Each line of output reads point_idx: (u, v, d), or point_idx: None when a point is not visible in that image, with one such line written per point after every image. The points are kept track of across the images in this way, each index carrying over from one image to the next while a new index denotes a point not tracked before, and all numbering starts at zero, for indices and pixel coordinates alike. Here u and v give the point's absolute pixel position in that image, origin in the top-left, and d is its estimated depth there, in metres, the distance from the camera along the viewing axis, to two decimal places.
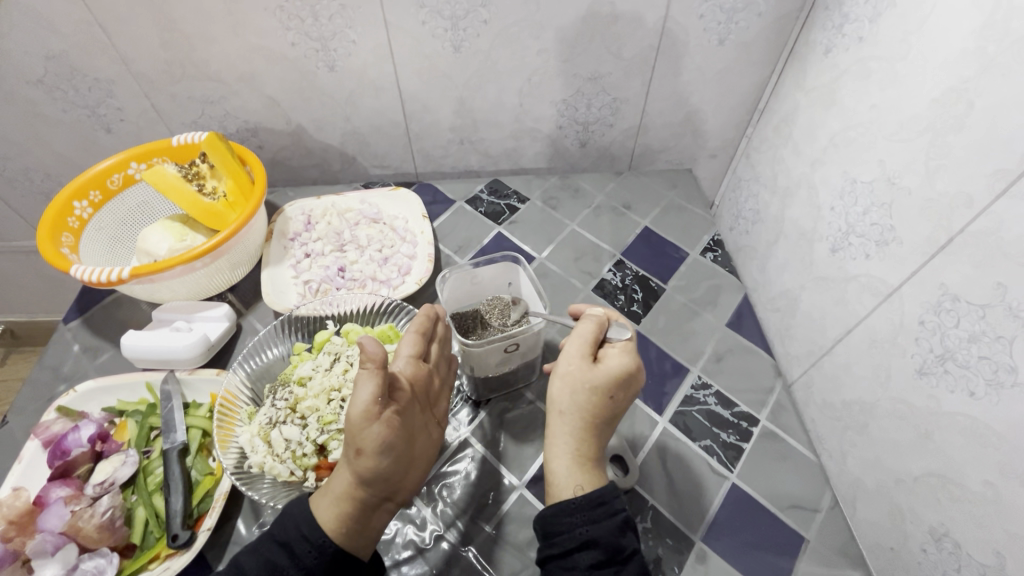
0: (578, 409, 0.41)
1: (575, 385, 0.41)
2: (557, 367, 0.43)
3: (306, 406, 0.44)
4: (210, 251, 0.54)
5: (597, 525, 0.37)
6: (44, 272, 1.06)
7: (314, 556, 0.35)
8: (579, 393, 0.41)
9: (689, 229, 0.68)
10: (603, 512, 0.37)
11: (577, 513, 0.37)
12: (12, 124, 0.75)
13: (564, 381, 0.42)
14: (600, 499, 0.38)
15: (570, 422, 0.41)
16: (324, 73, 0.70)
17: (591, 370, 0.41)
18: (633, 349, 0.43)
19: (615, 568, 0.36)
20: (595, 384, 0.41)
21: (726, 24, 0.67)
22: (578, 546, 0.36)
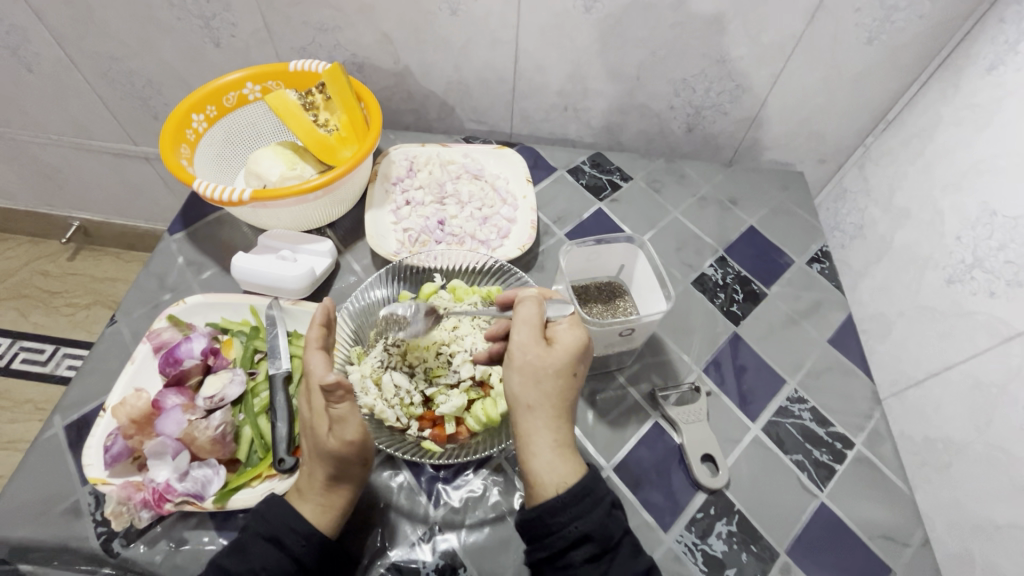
0: (545, 397, 0.37)
1: (536, 373, 0.37)
2: (512, 360, 0.38)
3: (416, 356, 0.44)
4: (324, 185, 0.54)
5: (585, 518, 0.34)
6: (125, 176, 1.08)
7: (302, 544, 0.37)
8: (544, 380, 0.37)
9: (797, 236, 0.66)
10: (587, 505, 0.34)
11: (563, 512, 0.34)
12: (125, 25, 0.75)
13: (522, 373, 0.38)
14: (582, 489, 0.35)
15: (542, 414, 0.37)
16: (444, 16, 0.67)
17: (548, 352, 0.38)
18: (579, 321, 0.41)
19: (610, 558, 0.34)
20: (557, 366, 0.38)
21: (881, 22, 0.62)
22: (571, 545, 0.34)
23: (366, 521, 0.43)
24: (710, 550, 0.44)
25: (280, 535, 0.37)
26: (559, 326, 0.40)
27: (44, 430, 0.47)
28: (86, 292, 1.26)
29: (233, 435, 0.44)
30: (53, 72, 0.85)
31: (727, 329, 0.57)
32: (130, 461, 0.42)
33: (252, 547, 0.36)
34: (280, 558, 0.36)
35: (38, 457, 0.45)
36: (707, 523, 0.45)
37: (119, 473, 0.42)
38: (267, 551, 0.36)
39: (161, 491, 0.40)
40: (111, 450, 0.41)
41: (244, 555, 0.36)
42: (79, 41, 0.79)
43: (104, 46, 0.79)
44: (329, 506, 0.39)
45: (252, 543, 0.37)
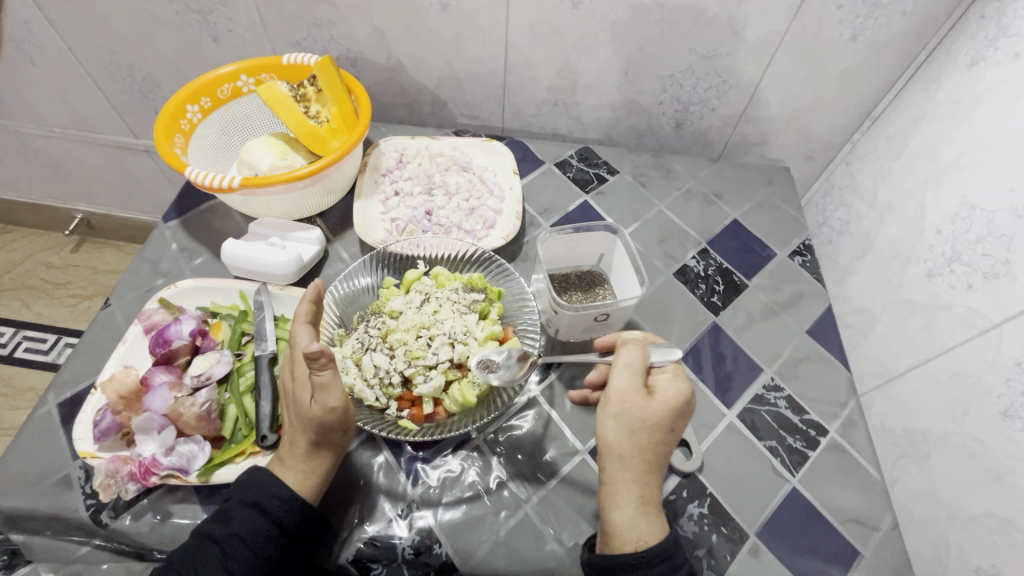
0: (638, 450, 0.39)
1: (633, 425, 0.39)
2: (613, 408, 0.40)
3: (396, 338, 0.46)
4: (313, 174, 0.55)
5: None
6: (127, 169, 1.10)
7: (284, 510, 0.39)
8: (639, 433, 0.39)
9: (780, 229, 0.67)
10: (666, 573, 0.36)
11: (642, 572, 0.36)
12: (126, 20, 0.77)
13: (619, 421, 0.39)
14: (664, 553, 0.36)
15: (631, 466, 0.39)
16: (435, 11, 0.69)
17: (648, 403, 0.39)
18: (683, 371, 0.42)
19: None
20: (656, 419, 0.39)
21: (865, 19, 0.63)
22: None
23: (345, 497, 0.45)
24: (681, 530, 0.45)
25: (262, 501, 0.39)
26: (664, 374, 0.41)
27: (39, 407, 0.48)
28: (89, 283, 1.28)
29: (218, 413, 0.45)
30: (56, 66, 0.87)
31: (707, 319, 0.58)
32: (118, 436, 0.44)
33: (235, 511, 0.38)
34: (262, 522, 0.38)
35: (32, 432, 0.47)
36: (679, 505, 0.46)
37: (107, 448, 0.43)
38: (250, 516, 0.38)
39: (146, 464, 0.42)
40: (100, 425, 0.43)
41: (228, 519, 0.38)
42: (81, 35, 0.81)
43: (106, 40, 0.81)
44: (306, 473, 0.40)
45: (234, 508, 0.39)
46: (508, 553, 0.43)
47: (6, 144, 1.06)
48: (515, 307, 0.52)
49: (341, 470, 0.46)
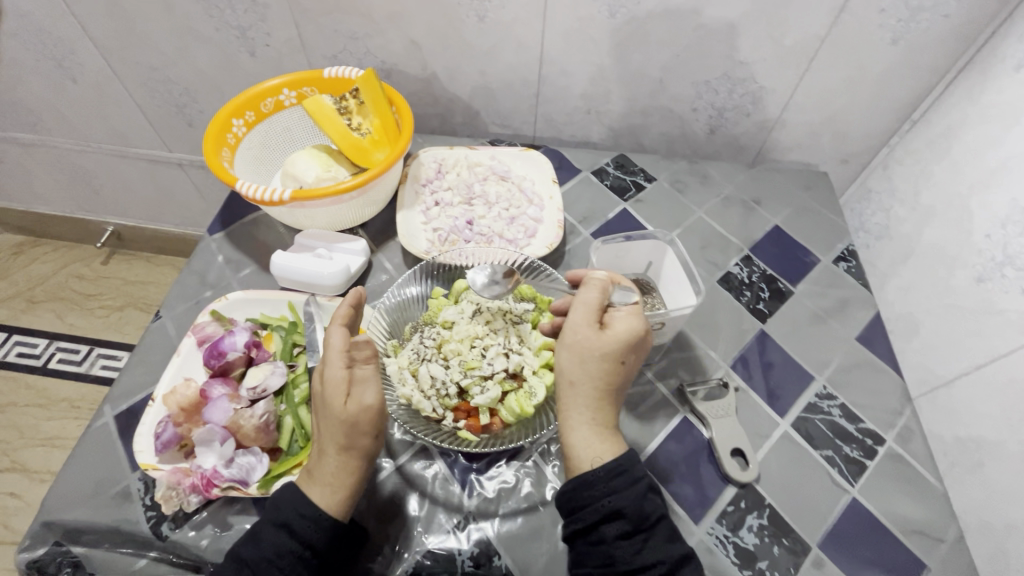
0: (589, 377, 0.40)
1: (584, 354, 0.40)
2: (567, 340, 0.41)
3: (451, 348, 0.46)
4: (359, 186, 0.55)
5: (620, 494, 0.37)
6: (159, 181, 1.11)
7: (313, 530, 0.38)
8: (589, 361, 0.40)
9: (823, 235, 0.66)
10: (622, 482, 0.37)
11: (598, 487, 0.37)
12: (166, 36, 0.78)
13: (573, 351, 0.40)
14: (621, 469, 0.38)
15: (583, 392, 0.40)
16: (472, 23, 0.69)
17: (600, 337, 0.40)
18: (641, 310, 0.42)
19: (644, 536, 0.37)
20: (605, 351, 0.40)
21: (907, 22, 0.62)
22: (603, 519, 0.37)
23: (401, 511, 0.44)
24: (741, 543, 0.44)
25: (289, 521, 0.38)
26: (622, 310, 0.42)
27: (96, 419, 0.49)
28: (119, 294, 1.30)
29: (275, 424, 0.45)
30: (96, 82, 0.89)
31: (754, 326, 0.58)
32: (177, 448, 0.44)
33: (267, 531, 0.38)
34: (288, 542, 0.37)
35: (90, 445, 0.47)
36: (738, 517, 0.45)
37: (167, 460, 0.44)
38: (275, 536, 0.37)
39: (208, 476, 0.42)
40: (162, 436, 0.43)
41: (261, 539, 0.38)
42: (121, 52, 0.82)
43: (146, 56, 0.82)
44: (336, 483, 0.40)
45: (266, 529, 0.38)
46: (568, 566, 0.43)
47: (42, 159, 1.09)
48: None
49: (395, 483, 0.46)
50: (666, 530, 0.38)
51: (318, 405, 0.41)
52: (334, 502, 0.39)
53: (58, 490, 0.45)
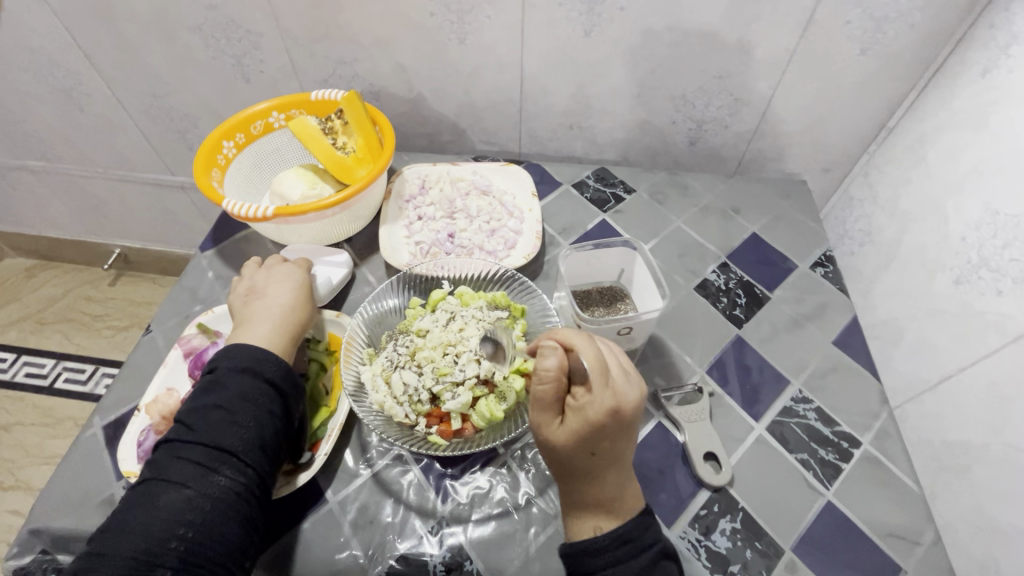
0: (563, 466, 0.41)
1: (550, 449, 0.41)
2: (535, 432, 0.42)
3: (424, 356, 0.47)
4: (341, 202, 0.58)
5: (625, 565, 0.38)
6: (163, 204, 1.15)
7: (272, 368, 0.45)
8: (555, 454, 0.40)
9: (801, 241, 0.67)
10: (636, 557, 0.38)
11: (603, 557, 0.38)
12: (166, 66, 0.82)
13: (542, 444, 0.41)
14: (624, 539, 0.39)
15: (566, 476, 0.41)
16: (454, 45, 0.72)
17: (556, 431, 0.40)
18: (596, 386, 0.38)
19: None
20: (563, 445, 0.40)
21: (873, 33, 0.64)
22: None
23: (376, 516, 0.45)
24: (714, 546, 0.44)
25: (252, 366, 0.45)
26: (610, 376, 0.39)
27: (85, 430, 0.50)
28: (125, 314, 1.33)
29: None
30: (102, 110, 0.93)
31: (731, 332, 0.58)
32: None
33: (169, 454, 0.41)
34: (255, 382, 0.44)
35: (78, 455, 0.49)
36: (711, 520, 0.46)
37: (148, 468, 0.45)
38: (241, 379, 0.44)
39: None
40: (144, 445, 0.46)
41: (166, 466, 0.40)
42: (124, 81, 0.86)
43: (148, 85, 0.86)
44: (257, 351, 0.46)
45: (165, 457, 0.41)
46: (540, 569, 0.43)
47: (52, 186, 1.13)
48: (538, 323, 0.53)
49: (371, 489, 0.47)
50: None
51: (249, 308, 0.51)
52: (253, 389, 0.44)
53: (45, 499, 0.46)
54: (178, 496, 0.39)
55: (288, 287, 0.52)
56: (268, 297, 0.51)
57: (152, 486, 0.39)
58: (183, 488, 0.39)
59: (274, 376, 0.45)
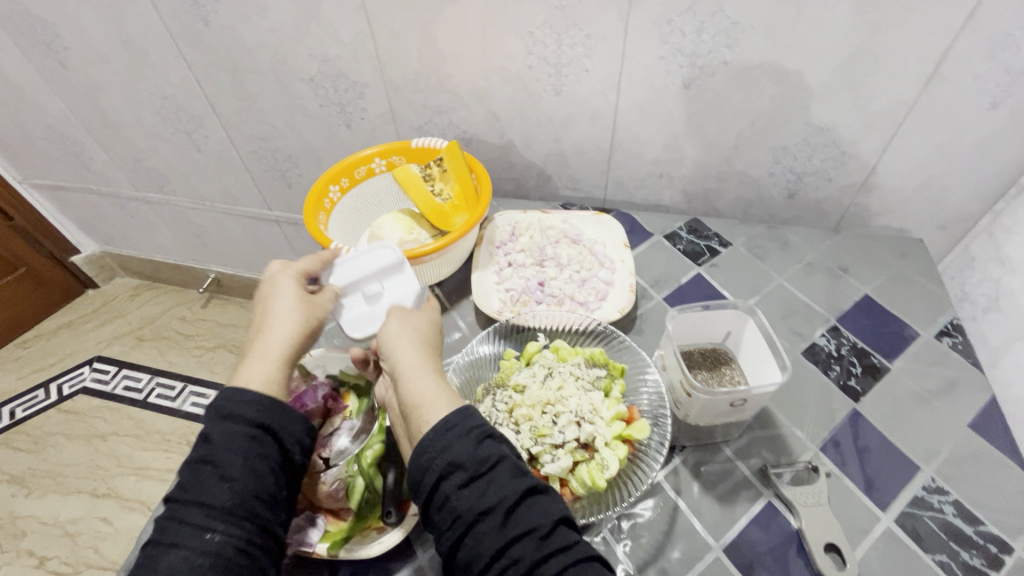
0: (427, 346, 0.46)
1: (421, 326, 0.47)
2: (399, 310, 0.48)
3: (522, 413, 0.46)
4: (440, 248, 0.59)
5: (443, 436, 0.37)
6: (256, 235, 1.23)
7: (254, 408, 0.41)
8: (421, 330, 0.47)
9: (922, 307, 0.61)
10: (454, 436, 0.37)
11: (431, 447, 0.37)
12: (278, 112, 0.89)
13: (408, 322, 0.47)
14: (448, 422, 0.38)
15: (426, 355, 0.44)
16: (549, 96, 0.74)
17: (423, 316, 0.49)
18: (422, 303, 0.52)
19: (485, 480, 0.36)
20: (430, 324, 0.49)
21: (1007, 87, 0.59)
22: (447, 466, 0.37)
23: None
24: None
25: (231, 410, 0.41)
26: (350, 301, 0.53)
27: None
28: (212, 335, 1.42)
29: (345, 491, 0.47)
30: (215, 150, 1.01)
31: (846, 405, 0.53)
32: None
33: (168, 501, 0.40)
34: (232, 426, 0.41)
35: None
36: None
37: None
38: (221, 426, 0.41)
39: None
40: None
41: (163, 512, 0.39)
42: (239, 125, 0.94)
43: (259, 129, 0.93)
44: (229, 397, 0.42)
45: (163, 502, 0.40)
46: None
47: (164, 216, 1.24)
48: (636, 384, 0.52)
49: None
50: (511, 465, 0.37)
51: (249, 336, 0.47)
52: (236, 435, 0.40)
53: None
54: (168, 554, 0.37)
55: (285, 319, 0.46)
56: (263, 319, 0.46)
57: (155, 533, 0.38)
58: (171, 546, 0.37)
59: (257, 416, 0.41)
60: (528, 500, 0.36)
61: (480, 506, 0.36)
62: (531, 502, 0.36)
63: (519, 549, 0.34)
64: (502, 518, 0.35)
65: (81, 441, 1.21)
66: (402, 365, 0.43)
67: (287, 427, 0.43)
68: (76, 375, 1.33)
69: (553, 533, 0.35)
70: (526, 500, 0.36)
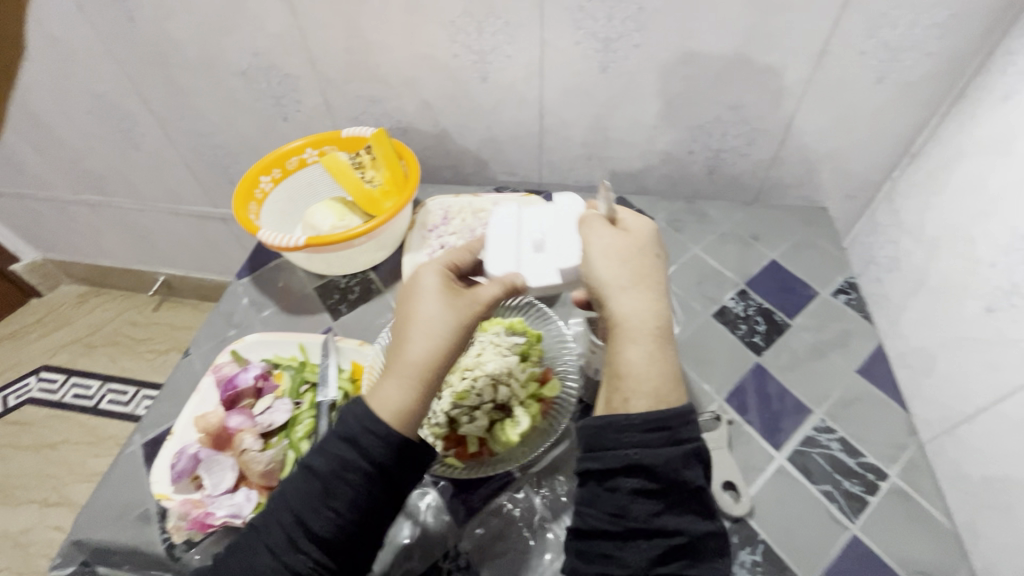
0: (623, 278, 0.43)
1: (623, 255, 0.44)
2: (593, 247, 0.45)
3: (443, 380, 0.49)
4: (368, 231, 0.61)
5: (652, 451, 0.39)
6: (204, 234, 1.22)
7: (380, 447, 0.40)
8: (621, 260, 0.44)
9: (822, 268, 0.66)
10: (602, 436, 0.40)
11: (630, 439, 0.39)
12: (212, 108, 0.89)
13: (613, 258, 0.44)
14: (662, 423, 0.39)
15: (621, 290, 0.43)
16: (477, 83, 0.76)
17: (620, 237, 0.46)
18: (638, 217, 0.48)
19: (661, 502, 0.39)
20: (642, 245, 0.45)
21: (889, 62, 0.65)
22: (625, 469, 0.39)
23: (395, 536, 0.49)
24: None
25: (355, 438, 0.40)
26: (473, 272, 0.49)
27: (126, 447, 0.53)
28: (165, 339, 1.40)
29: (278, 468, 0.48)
30: (152, 148, 1.00)
31: (750, 359, 0.58)
32: (190, 480, 0.48)
33: (304, 494, 0.40)
34: (354, 459, 0.40)
35: (119, 472, 0.52)
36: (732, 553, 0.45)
37: (182, 491, 0.47)
38: (341, 453, 0.40)
39: (203, 518, 0.45)
40: (177, 467, 0.47)
41: (295, 504, 0.40)
42: (175, 122, 0.93)
43: (196, 125, 0.93)
44: (355, 420, 0.41)
45: (311, 496, 0.39)
46: None
47: (106, 218, 1.22)
48: (555, 349, 0.55)
49: None
50: (696, 503, 0.39)
51: (394, 345, 0.44)
52: (355, 467, 0.40)
53: (88, 513, 0.49)
54: (299, 558, 0.39)
55: (423, 324, 0.43)
56: (412, 327, 0.43)
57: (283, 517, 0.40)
58: (301, 551, 0.39)
59: (381, 457, 0.40)
60: (695, 541, 0.38)
61: (628, 515, 0.38)
62: (669, 515, 0.38)
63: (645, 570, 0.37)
64: (662, 541, 0.38)
65: (30, 452, 1.18)
66: (620, 316, 0.42)
67: (414, 464, 0.42)
68: (23, 386, 1.30)
69: (662, 542, 0.38)
70: (695, 541, 0.38)
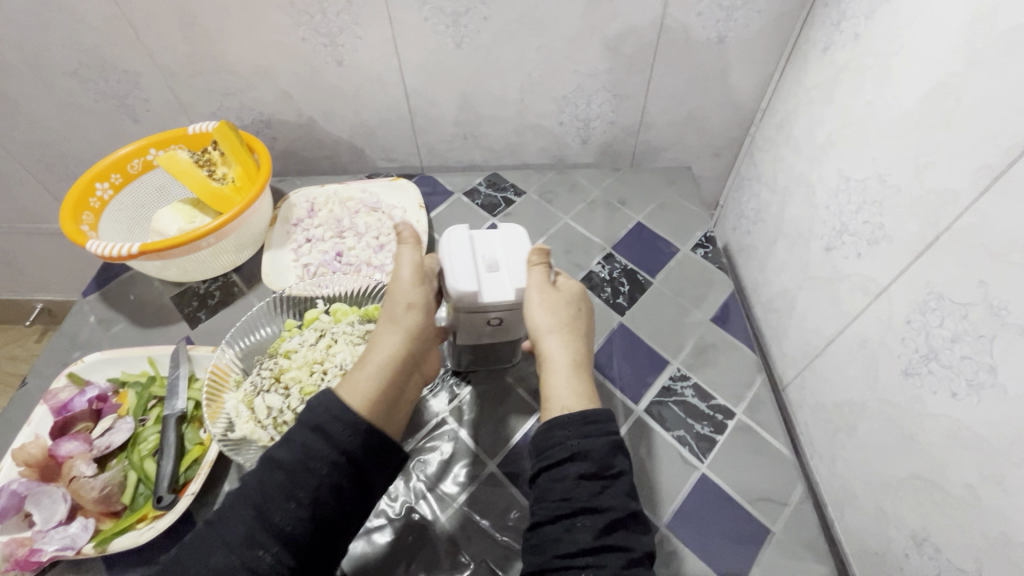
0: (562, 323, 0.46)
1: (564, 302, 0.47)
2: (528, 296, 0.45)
3: (289, 377, 0.47)
4: (215, 230, 0.57)
5: (591, 439, 0.40)
6: (77, 253, 1.12)
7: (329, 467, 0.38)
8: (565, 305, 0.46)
9: (683, 225, 0.69)
10: (557, 432, 0.41)
11: (570, 427, 0.41)
12: (50, 113, 0.81)
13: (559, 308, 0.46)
14: (592, 419, 0.42)
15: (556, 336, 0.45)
16: (333, 67, 0.73)
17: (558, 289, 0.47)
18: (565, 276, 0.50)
19: (604, 482, 0.39)
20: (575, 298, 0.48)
21: (726, 21, 0.67)
22: (570, 457, 0.40)
23: None
24: None
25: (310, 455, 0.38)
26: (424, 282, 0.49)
27: None
28: None
29: (119, 492, 0.45)
30: None
31: (614, 320, 0.59)
32: (19, 517, 0.43)
33: (268, 484, 0.38)
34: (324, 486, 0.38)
35: None
36: None
37: (7, 530, 0.43)
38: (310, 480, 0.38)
39: (28, 555, 0.41)
40: None
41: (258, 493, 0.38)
42: (12, 133, 0.85)
43: (37, 134, 0.85)
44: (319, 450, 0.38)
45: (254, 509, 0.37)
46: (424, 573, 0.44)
47: None
48: None
49: None
50: (625, 486, 0.40)
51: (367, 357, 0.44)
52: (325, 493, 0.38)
53: None
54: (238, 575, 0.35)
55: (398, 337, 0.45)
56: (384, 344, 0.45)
57: (242, 512, 0.37)
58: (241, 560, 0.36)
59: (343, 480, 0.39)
60: (627, 518, 0.38)
61: (575, 498, 0.39)
62: (614, 500, 0.39)
63: (591, 545, 0.36)
64: (602, 515, 0.38)
65: None
66: (555, 350, 0.45)
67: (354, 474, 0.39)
68: None
69: (623, 527, 0.38)
70: (628, 515, 0.38)
